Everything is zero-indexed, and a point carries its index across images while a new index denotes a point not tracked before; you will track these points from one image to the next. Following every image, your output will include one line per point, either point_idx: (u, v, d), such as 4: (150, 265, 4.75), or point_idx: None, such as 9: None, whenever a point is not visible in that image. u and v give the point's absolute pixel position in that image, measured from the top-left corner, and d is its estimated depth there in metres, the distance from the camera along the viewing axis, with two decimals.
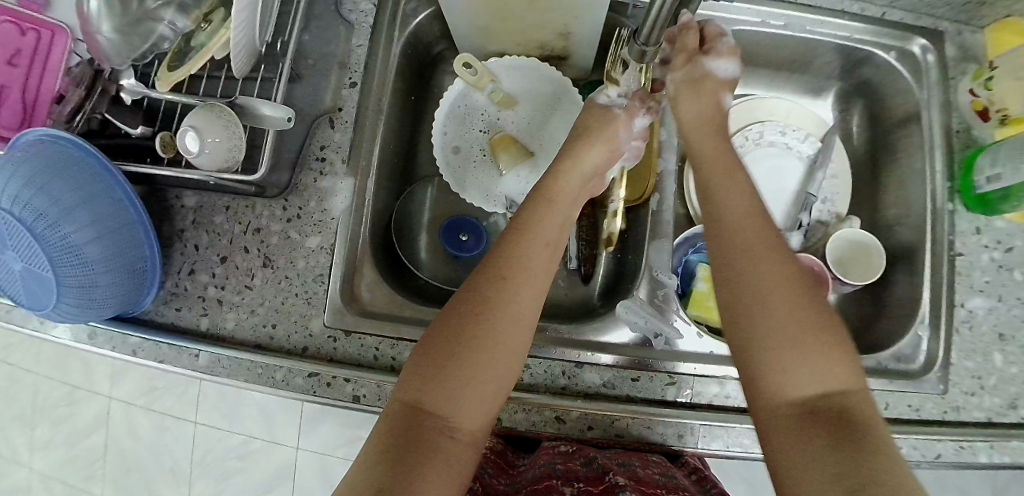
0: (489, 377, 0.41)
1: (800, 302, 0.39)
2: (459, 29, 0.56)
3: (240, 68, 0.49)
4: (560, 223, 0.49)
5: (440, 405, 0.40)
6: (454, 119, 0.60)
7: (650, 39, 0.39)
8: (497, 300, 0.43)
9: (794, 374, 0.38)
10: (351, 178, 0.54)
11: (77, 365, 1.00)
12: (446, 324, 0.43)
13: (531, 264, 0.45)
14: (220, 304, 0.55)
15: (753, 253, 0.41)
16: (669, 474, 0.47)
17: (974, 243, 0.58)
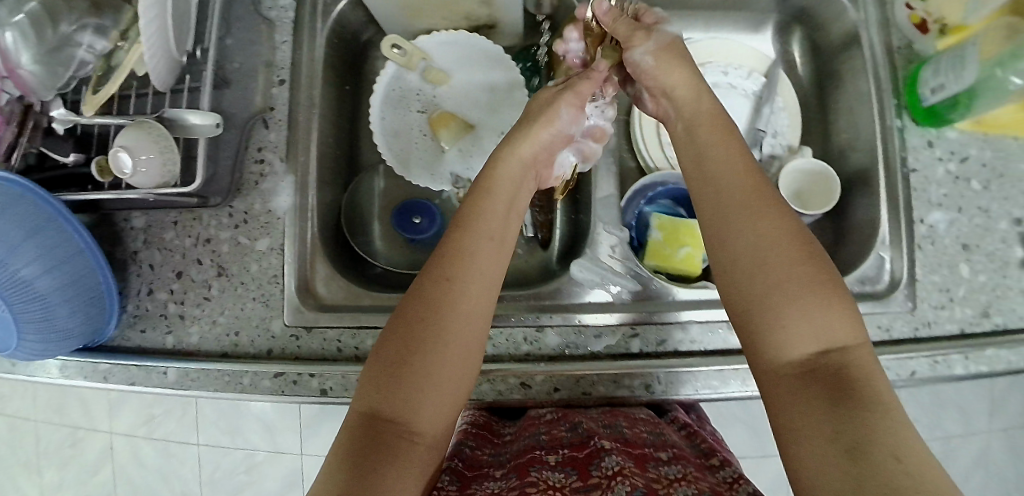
0: (449, 376, 0.40)
1: (796, 279, 0.38)
2: (381, 10, 0.55)
3: (160, 81, 0.48)
4: (506, 214, 0.47)
5: (399, 411, 0.38)
6: (389, 103, 0.59)
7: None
8: (450, 298, 0.41)
9: (796, 339, 0.37)
10: (291, 176, 0.54)
11: (73, 406, 1.01)
12: (399, 325, 0.41)
13: (481, 258, 0.43)
14: (182, 318, 0.54)
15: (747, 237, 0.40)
16: (656, 432, 0.48)
17: (928, 156, 0.57)
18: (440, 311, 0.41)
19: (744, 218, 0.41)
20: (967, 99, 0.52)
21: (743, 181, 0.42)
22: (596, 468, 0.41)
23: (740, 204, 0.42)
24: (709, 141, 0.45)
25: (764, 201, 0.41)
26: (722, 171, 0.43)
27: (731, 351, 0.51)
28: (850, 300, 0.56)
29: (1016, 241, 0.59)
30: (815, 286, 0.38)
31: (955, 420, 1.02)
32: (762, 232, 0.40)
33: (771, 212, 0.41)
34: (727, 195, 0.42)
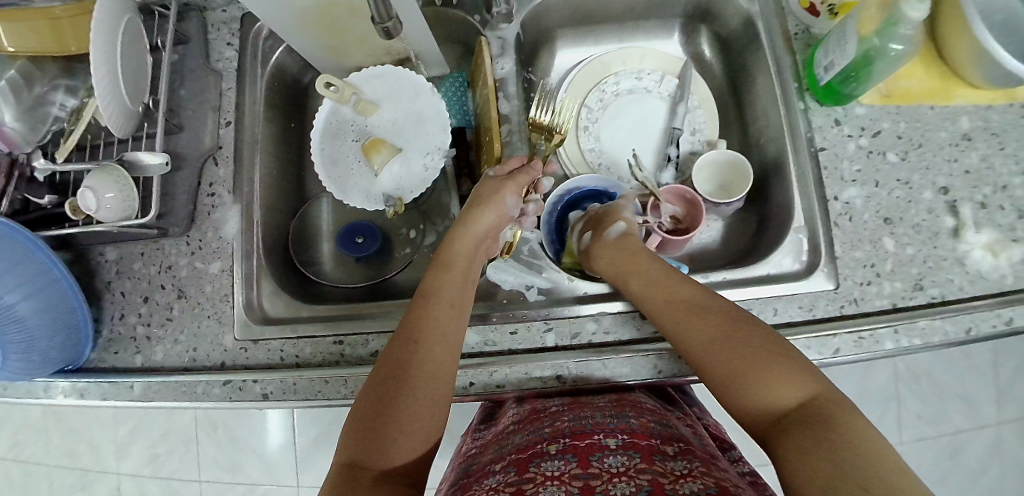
0: (421, 430, 0.43)
1: (735, 345, 0.43)
2: (312, 52, 0.63)
3: (118, 129, 0.55)
4: (464, 283, 0.52)
5: (377, 461, 0.40)
6: (327, 135, 0.64)
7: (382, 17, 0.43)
8: (414, 362, 0.45)
9: (768, 391, 0.40)
10: (237, 205, 0.60)
11: (83, 450, 1.09)
12: (375, 388, 0.44)
13: (442, 323, 0.48)
14: (149, 339, 0.59)
15: (681, 322, 0.46)
16: (662, 423, 0.51)
17: (835, 135, 0.58)
18: (409, 371, 0.44)
19: (671, 315, 0.47)
20: (851, 79, 0.54)
21: (656, 281, 0.50)
22: (596, 460, 0.43)
23: (664, 300, 0.48)
24: (633, 263, 0.52)
25: (679, 295, 0.48)
26: (641, 279, 0.50)
27: (643, 339, 0.53)
28: (771, 282, 0.57)
29: (943, 210, 0.59)
30: (747, 345, 0.43)
31: (958, 410, 1.04)
32: (681, 316, 0.47)
33: (686, 297, 0.48)
34: (651, 301, 0.49)
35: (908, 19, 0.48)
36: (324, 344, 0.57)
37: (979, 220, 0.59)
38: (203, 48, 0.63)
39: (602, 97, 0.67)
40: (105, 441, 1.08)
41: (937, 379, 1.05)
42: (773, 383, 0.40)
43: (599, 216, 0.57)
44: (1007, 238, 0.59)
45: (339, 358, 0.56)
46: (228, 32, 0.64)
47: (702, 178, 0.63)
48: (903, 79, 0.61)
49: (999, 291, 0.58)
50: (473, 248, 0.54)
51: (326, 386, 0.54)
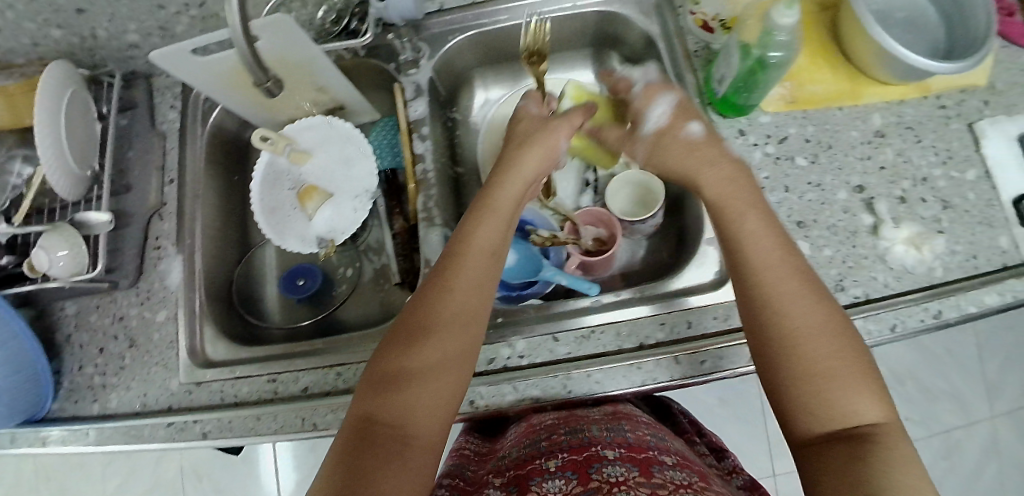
0: (448, 382, 0.41)
1: (831, 332, 0.40)
2: (246, 110, 0.67)
3: (66, 194, 0.60)
4: (502, 230, 0.49)
5: (395, 417, 0.39)
6: (265, 184, 0.66)
7: (260, 74, 0.46)
8: (444, 315, 0.43)
9: (845, 391, 0.38)
10: (180, 256, 0.64)
11: None
12: (404, 340, 0.42)
13: (476, 272, 0.46)
14: (105, 387, 0.63)
15: (784, 297, 0.42)
16: (656, 435, 0.54)
17: (740, 144, 0.60)
18: (439, 320, 0.43)
19: (772, 279, 0.42)
20: (744, 88, 0.55)
21: (773, 243, 0.44)
22: (595, 472, 0.46)
23: (771, 263, 0.43)
24: (735, 192, 0.48)
25: (794, 268, 0.43)
26: (760, 235, 0.45)
27: (556, 361, 0.54)
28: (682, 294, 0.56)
29: (860, 208, 0.59)
30: (842, 341, 0.40)
31: (949, 410, 1.02)
32: (788, 288, 0.42)
33: (799, 279, 0.43)
34: (764, 257, 0.43)
35: (780, 28, 0.49)
36: (260, 382, 0.60)
37: (899, 215, 0.59)
38: (149, 113, 0.69)
39: None
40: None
41: (922, 381, 1.03)
42: (852, 392, 0.38)
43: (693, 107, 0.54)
44: (929, 231, 0.59)
45: (273, 395, 0.59)
46: (171, 95, 0.69)
47: (625, 196, 0.65)
48: (808, 84, 0.62)
49: (924, 284, 0.58)
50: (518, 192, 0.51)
51: (258, 423, 0.57)
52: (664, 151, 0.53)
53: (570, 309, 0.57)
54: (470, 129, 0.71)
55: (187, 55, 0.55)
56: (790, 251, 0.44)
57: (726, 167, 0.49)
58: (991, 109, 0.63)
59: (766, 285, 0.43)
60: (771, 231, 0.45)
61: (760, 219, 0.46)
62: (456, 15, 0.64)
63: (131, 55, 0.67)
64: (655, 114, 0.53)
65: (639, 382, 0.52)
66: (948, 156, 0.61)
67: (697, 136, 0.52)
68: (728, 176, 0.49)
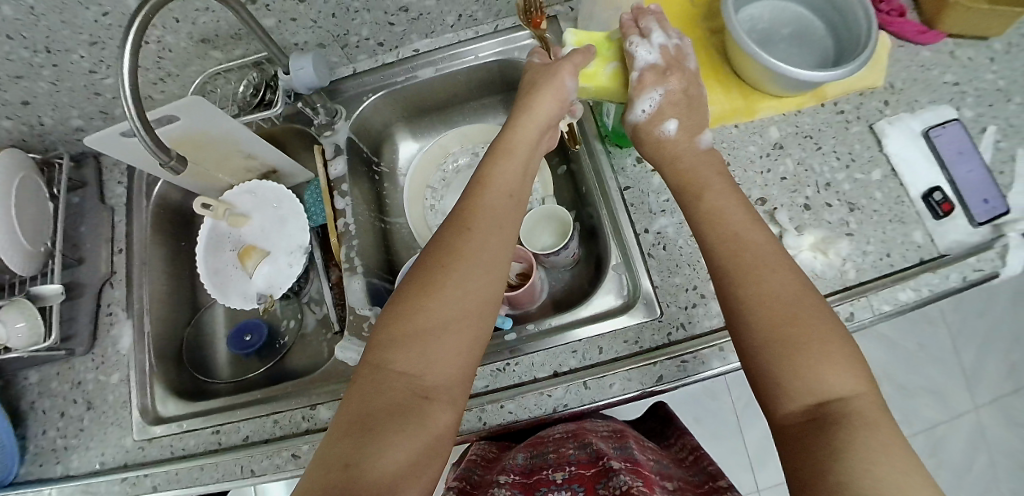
0: (468, 322, 0.41)
1: (801, 302, 0.39)
2: (188, 187, 0.72)
3: (18, 268, 0.64)
4: (518, 177, 0.50)
5: (412, 366, 0.39)
6: (209, 248, 0.71)
7: (162, 157, 0.49)
8: (463, 253, 0.44)
9: (818, 365, 0.36)
10: (131, 320, 0.69)
11: None
12: (422, 279, 0.43)
13: (495, 214, 0.47)
14: (66, 450, 0.67)
15: (757, 268, 0.41)
16: (660, 461, 0.53)
17: (641, 171, 0.61)
18: (458, 260, 0.43)
19: (743, 249, 0.43)
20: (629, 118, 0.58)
21: (743, 219, 0.45)
22: (602, 486, 0.45)
23: (740, 237, 0.44)
24: (698, 170, 0.50)
25: (767, 244, 0.43)
26: (731, 213, 0.46)
27: (475, 395, 0.57)
28: (590, 321, 0.58)
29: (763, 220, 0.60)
30: (816, 314, 0.39)
31: (930, 405, 0.99)
32: (753, 257, 0.42)
33: (774, 256, 0.42)
34: (735, 230, 0.44)
35: None
36: (205, 434, 0.63)
37: (802, 223, 0.60)
38: (99, 189, 0.74)
39: (445, 174, 0.73)
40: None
41: (897, 379, 1.00)
42: (822, 363, 0.37)
43: (686, 99, 0.53)
44: (834, 235, 0.60)
45: (217, 446, 0.62)
46: (118, 172, 0.75)
47: (547, 232, 0.67)
48: None
49: (838, 288, 0.59)
50: (537, 133, 0.53)
51: (202, 472, 0.60)
52: (653, 142, 0.53)
53: (486, 346, 0.60)
54: (396, 182, 0.74)
55: (115, 138, 0.60)
56: (760, 233, 0.44)
57: (680, 162, 0.52)
58: (891, 108, 0.64)
59: (731, 255, 0.43)
60: (740, 206, 0.46)
61: (731, 194, 0.48)
62: (366, 76, 0.69)
63: (79, 138, 0.73)
64: (648, 103, 0.53)
65: (550, 409, 0.54)
66: (850, 159, 0.63)
67: (669, 136, 0.53)
68: (688, 165, 0.51)
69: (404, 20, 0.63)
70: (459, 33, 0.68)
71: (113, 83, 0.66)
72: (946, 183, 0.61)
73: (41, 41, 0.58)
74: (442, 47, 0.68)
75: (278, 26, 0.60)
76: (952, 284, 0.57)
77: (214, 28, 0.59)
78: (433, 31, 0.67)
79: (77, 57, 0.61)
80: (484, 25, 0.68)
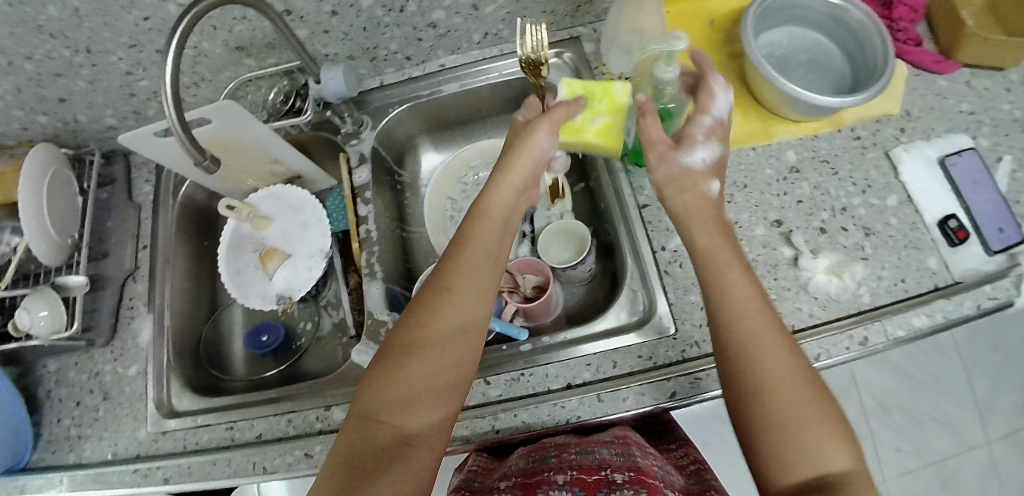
0: (444, 382, 0.44)
1: (794, 370, 0.42)
2: (213, 186, 0.73)
3: (48, 260, 0.66)
4: (499, 235, 0.52)
5: (398, 418, 0.42)
6: (232, 249, 0.72)
7: (198, 158, 0.51)
8: (449, 311, 0.47)
9: (812, 436, 0.39)
10: (151, 314, 0.70)
11: None
12: (409, 334, 0.46)
13: (474, 274, 0.49)
14: (79, 439, 0.68)
15: (755, 331, 0.43)
16: (663, 467, 0.51)
17: None
18: (439, 322, 0.46)
19: (739, 321, 0.44)
20: None
21: (747, 288, 0.46)
22: (604, 493, 0.43)
23: (742, 300, 0.45)
24: (696, 215, 0.51)
25: (763, 307, 0.45)
26: (732, 277, 0.46)
27: (489, 403, 0.57)
28: (605, 336, 0.59)
29: (779, 242, 0.61)
30: (806, 383, 0.41)
31: (941, 436, 0.98)
32: (753, 321, 0.44)
33: (770, 322, 0.44)
34: (733, 298, 0.45)
35: (664, 81, 0.52)
36: (218, 430, 0.63)
37: (817, 245, 0.61)
38: (127, 185, 0.76)
39: (465, 187, 0.73)
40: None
41: (909, 409, 0.99)
42: (814, 434, 0.39)
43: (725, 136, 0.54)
44: (850, 259, 0.61)
45: (230, 442, 0.62)
46: (146, 170, 0.77)
47: (564, 247, 0.67)
48: None
49: (853, 310, 0.59)
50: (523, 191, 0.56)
51: (214, 467, 0.61)
52: (682, 177, 0.52)
53: (500, 354, 0.61)
54: (417, 192, 0.75)
55: (149, 137, 0.62)
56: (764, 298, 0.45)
57: (689, 197, 0.52)
58: (907, 136, 0.65)
59: (737, 316, 0.44)
60: (744, 268, 0.47)
61: (734, 254, 0.48)
62: (392, 89, 0.71)
63: (111, 135, 0.75)
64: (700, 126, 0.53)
65: (562, 420, 0.54)
66: (866, 185, 0.63)
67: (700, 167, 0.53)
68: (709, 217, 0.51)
69: (432, 35, 0.65)
70: (484, 50, 0.70)
71: (148, 85, 0.68)
72: (962, 211, 0.61)
73: (83, 42, 0.60)
74: (467, 63, 0.70)
75: (311, 37, 0.62)
76: (966, 311, 0.57)
77: (250, 36, 0.61)
78: (460, 48, 0.69)
79: (117, 58, 0.63)
80: (510, 44, 0.70)
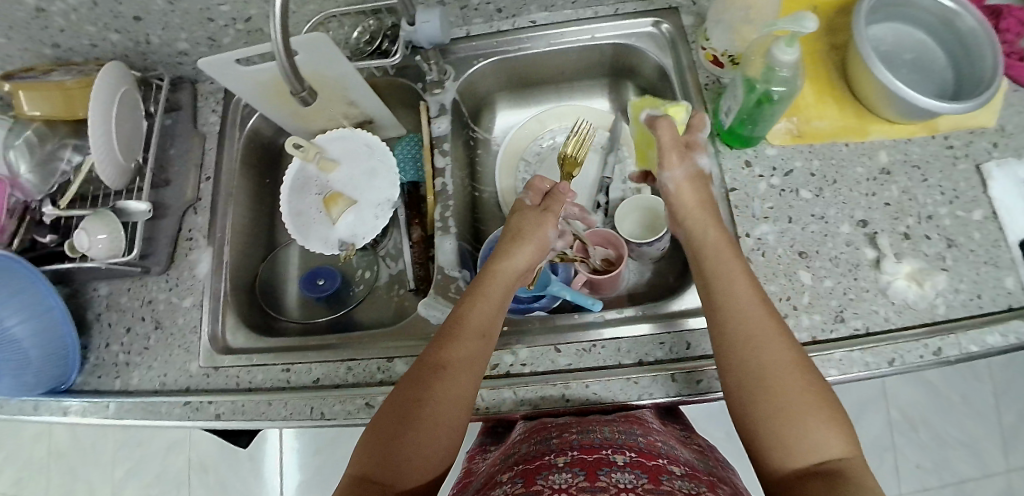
0: (433, 454, 0.45)
1: (793, 373, 0.43)
2: (281, 120, 0.72)
3: (111, 182, 0.65)
4: (495, 312, 0.52)
5: (388, 474, 0.43)
6: (294, 189, 0.71)
7: (296, 88, 0.48)
8: (439, 376, 0.47)
9: (810, 433, 0.41)
10: (210, 247, 0.69)
11: (81, 488, 1.16)
12: (400, 393, 0.47)
13: (468, 350, 0.49)
14: (128, 366, 0.67)
15: (755, 341, 0.45)
16: (666, 443, 0.53)
17: (747, 175, 0.62)
18: (432, 396, 0.46)
19: (743, 325, 0.46)
20: (748, 121, 0.57)
21: (753, 298, 0.47)
22: (604, 475, 0.44)
23: (739, 311, 0.47)
24: (697, 215, 0.55)
25: (765, 313, 0.47)
26: (738, 286, 0.48)
27: (559, 371, 0.56)
28: (680, 316, 0.58)
29: (862, 242, 0.60)
30: (804, 386, 0.43)
31: (962, 458, 1.00)
32: (746, 332, 0.46)
33: (772, 333, 0.45)
34: (733, 308, 0.47)
35: (782, 63, 0.51)
36: (274, 371, 0.62)
37: (901, 250, 0.60)
38: (192, 114, 0.74)
39: (539, 151, 0.72)
40: (103, 481, 1.15)
41: (934, 427, 1.02)
42: (811, 430, 0.41)
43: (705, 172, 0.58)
44: (931, 268, 0.59)
45: (286, 384, 0.62)
46: (214, 101, 0.75)
47: (638, 223, 0.67)
48: (814, 120, 0.64)
49: (926, 321, 0.58)
50: (524, 260, 0.55)
51: (269, 407, 0.60)
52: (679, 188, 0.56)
53: (571, 323, 0.60)
54: (490, 148, 0.76)
55: (230, 65, 0.60)
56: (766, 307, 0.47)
57: (694, 198, 0.56)
58: (999, 151, 0.63)
59: (733, 325, 0.47)
60: (743, 278, 0.49)
61: (734, 265, 0.50)
62: (476, 43, 0.68)
63: (180, 62, 0.72)
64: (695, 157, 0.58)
65: (635, 396, 0.54)
66: (953, 196, 0.62)
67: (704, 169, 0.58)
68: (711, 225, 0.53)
69: None
70: (578, 11, 0.68)
71: (229, 12, 0.65)
72: None
73: None
74: (556, 23, 0.68)
75: None
76: None
77: None
78: (554, 5, 0.66)
79: None
80: (604, 7, 0.67)
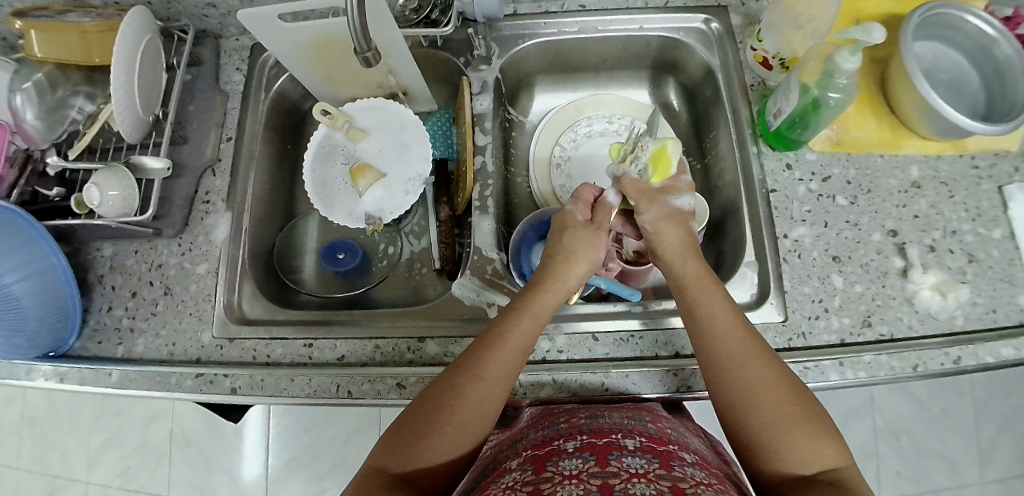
0: (456, 458, 0.44)
1: (777, 385, 0.44)
2: (313, 85, 0.70)
3: (129, 133, 0.60)
4: (537, 329, 0.49)
5: (405, 472, 0.42)
6: (320, 157, 0.68)
7: (362, 47, 0.46)
8: (465, 384, 0.45)
9: (804, 441, 0.42)
10: (229, 212, 0.66)
11: (55, 457, 1.12)
12: (425, 398, 0.45)
13: (505, 363, 0.46)
14: (132, 332, 0.62)
15: (742, 360, 0.46)
16: (678, 431, 0.49)
17: (787, 178, 0.63)
18: (458, 402, 0.44)
19: (727, 345, 0.46)
20: (797, 125, 0.58)
21: (734, 329, 0.47)
22: (615, 459, 0.40)
23: (724, 332, 0.47)
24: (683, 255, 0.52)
25: (746, 331, 0.48)
26: (719, 311, 0.48)
27: (594, 360, 0.56)
28: None
29: (892, 251, 0.61)
30: (790, 397, 0.44)
31: (940, 469, 1.05)
32: (733, 349, 0.46)
33: (757, 353, 0.46)
34: (718, 323, 0.48)
35: (843, 70, 0.52)
36: (295, 346, 0.59)
37: (927, 262, 0.61)
38: (215, 71, 0.71)
39: (575, 138, 0.71)
40: (79, 450, 1.11)
41: (916, 437, 1.06)
42: (806, 442, 0.42)
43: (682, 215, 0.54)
44: (955, 280, 0.60)
45: (307, 360, 0.59)
46: (238, 58, 0.72)
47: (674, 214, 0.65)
48: (853, 129, 0.65)
49: (946, 331, 0.58)
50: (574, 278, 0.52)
51: (291, 383, 0.57)
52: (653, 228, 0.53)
53: (606, 311, 0.59)
54: (524, 132, 0.75)
55: (273, 20, 0.58)
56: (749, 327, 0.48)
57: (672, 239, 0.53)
58: (1022, 174, 0.65)
59: (720, 343, 0.47)
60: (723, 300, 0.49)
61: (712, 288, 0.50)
62: (523, 23, 0.68)
63: (207, 14, 0.68)
64: (680, 199, 0.55)
65: (672, 388, 0.54)
66: (978, 213, 0.63)
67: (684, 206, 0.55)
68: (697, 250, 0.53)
69: None
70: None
71: None
72: None
73: None
74: (605, 9, 0.68)
75: None
76: None
77: None
78: None
79: None
80: None
